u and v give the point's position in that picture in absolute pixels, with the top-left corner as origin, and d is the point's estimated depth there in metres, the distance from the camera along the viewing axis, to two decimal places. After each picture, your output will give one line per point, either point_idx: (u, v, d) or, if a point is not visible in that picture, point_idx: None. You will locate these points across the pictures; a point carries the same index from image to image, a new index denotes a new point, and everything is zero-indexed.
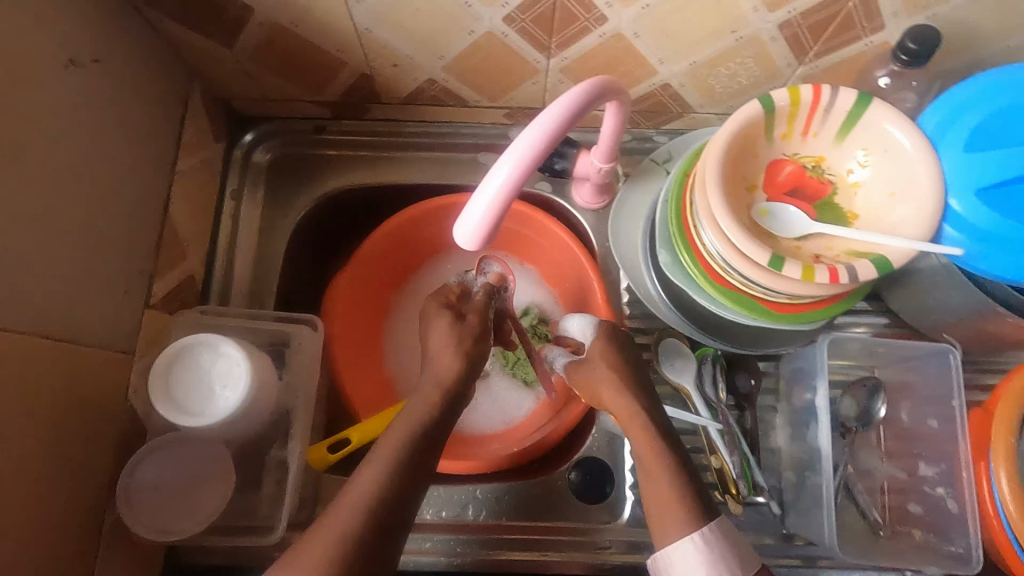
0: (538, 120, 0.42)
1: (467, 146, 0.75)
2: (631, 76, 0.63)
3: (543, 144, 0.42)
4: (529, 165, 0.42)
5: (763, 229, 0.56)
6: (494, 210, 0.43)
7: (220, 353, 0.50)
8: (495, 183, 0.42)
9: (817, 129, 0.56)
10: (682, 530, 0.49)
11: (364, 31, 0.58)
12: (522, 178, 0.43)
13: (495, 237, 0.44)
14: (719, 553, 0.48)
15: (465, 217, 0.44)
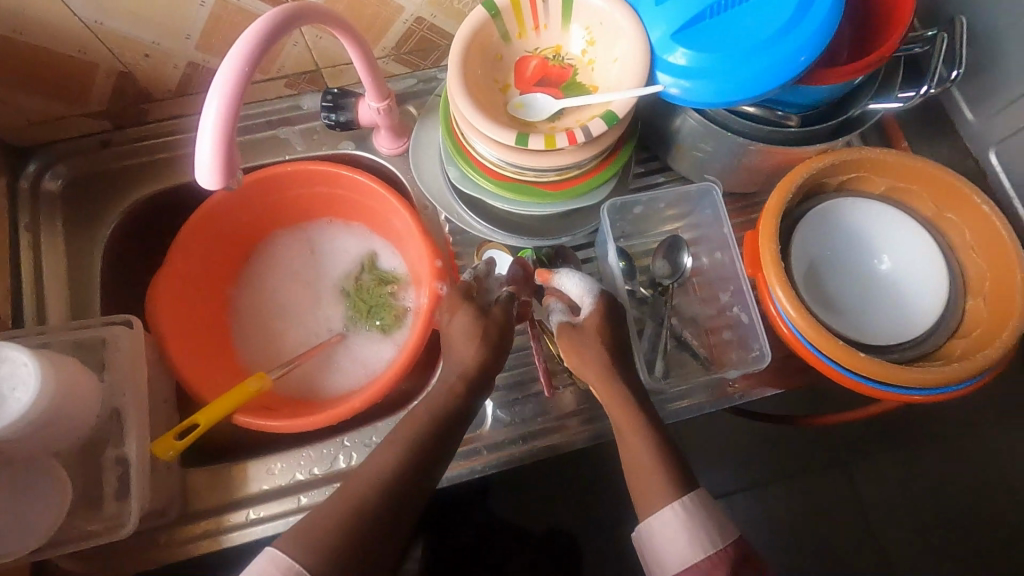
0: (233, 49, 0.44)
1: (262, 125, 0.76)
2: (381, 16, 0.67)
3: (243, 69, 0.45)
4: (236, 92, 0.44)
5: (520, 120, 0.60)
6: (220, 145, 0.44)
7: (3, 359, 0.51)
8: (209, 118, 0.44)
9: (544, 21, 0.61)
10: (662, 503, 0.54)
11: (94, 24, 0.59)
12: (236, 108, 0.45)
13: (233, 170, 0.46)
14: (698, 519, 0.53)
15: (198, 161, 0.45)
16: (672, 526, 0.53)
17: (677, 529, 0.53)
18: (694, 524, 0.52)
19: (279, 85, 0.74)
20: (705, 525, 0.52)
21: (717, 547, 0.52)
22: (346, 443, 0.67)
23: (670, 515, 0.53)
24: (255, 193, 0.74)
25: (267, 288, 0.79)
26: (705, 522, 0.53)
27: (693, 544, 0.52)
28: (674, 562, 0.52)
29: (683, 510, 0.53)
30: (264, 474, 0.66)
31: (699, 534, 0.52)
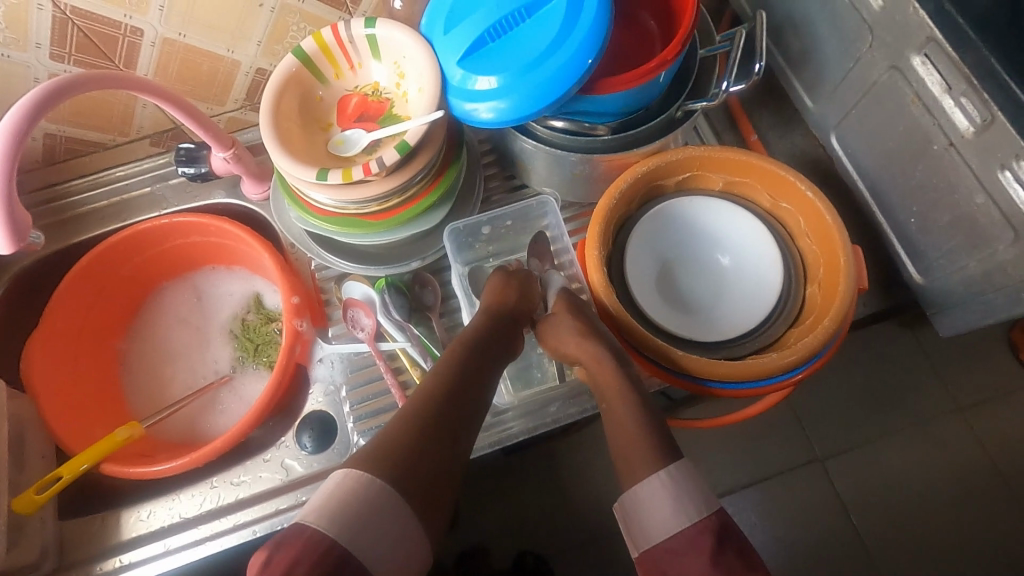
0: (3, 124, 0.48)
1: (138, 183, 0.80)
2: (221, 73, 0.71)
3: (16, 129, 0.49)
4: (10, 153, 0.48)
5: (338, 155, 0.63)
6: None
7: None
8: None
9: (356, 61, 0.65)
10: (650, 468, 0.52)
11: None
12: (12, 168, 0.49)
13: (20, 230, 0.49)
14: (682, 486, 0.50)
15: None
16: (662, 494, 0.50)
17: (664, 494, 0.50)
18: (680, 490, 0.50)
19: (145, 144, 0.78)
20: (694, 492, 0.50)
21: (706, 514, 0.49)
22: (214, 486, 0.69)
23: (661, 481, 0.51)
24: (131, 248, 0.78)
25: (156, 337, 0.83)
26: (691, 485, 0.51)
27: (678, 512, 0.50)
28: (657, 534, 0.50)
29: (671, 476, 0.51)
30: (134, 519, 0.68)
31: (684, 502, 0.50)
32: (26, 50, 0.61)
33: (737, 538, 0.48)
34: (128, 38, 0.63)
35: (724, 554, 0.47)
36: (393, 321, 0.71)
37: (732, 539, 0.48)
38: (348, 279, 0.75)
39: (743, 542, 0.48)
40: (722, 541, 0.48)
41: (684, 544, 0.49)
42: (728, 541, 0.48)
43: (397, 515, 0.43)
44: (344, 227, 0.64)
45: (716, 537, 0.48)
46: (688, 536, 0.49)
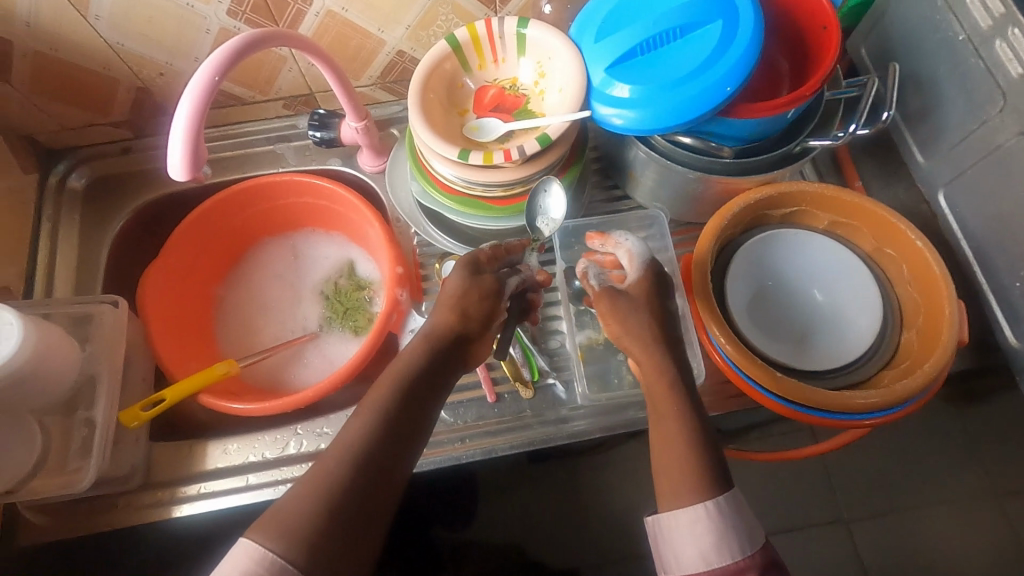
0: (204, 65, 0.53)
1: (261, 141, 0.86)
2: (365, 48, 0.75)
3: (217, 73, 0.54)
4: (208, 92, 0.53)
5: (472, 139, 0.67)
6: (188, 140, 0.52)
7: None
8: (183, 114, 0.52)
9: (501, 55, 0.68)
10: (694, 499, 0.52)
11: (117, 45, 0.68)
12: (205, 110, 0.53)
13: (199, 163, 0.53)
14: (727, 520, 0.51)
15: (171, 153, 0.53)
16: (708, 528, 0.51)
17: (707, 530, 0.51)
18: (725, 526, 0.51)
19: (277, 106, 0.83)
20: (738, 525, 0.52)
21: (746, 548, 0.51)
22: (299, 432, 0.72)
23: (710, 515, 0.51)
24: (247, 199, 0.82)
25: (253, 287, 0.88)
26: (735, 524, 0.52)
27: (719, 548, 0.51)
28: (695, 562, 0.52)
29: (719, 510, 0.52)
30: (220, 451, 0.71)
31: (729, 538, 0.51)
32: (208, 3, 0.65)
33: (774, 568, 0.52)
34: (297, 5, 0.68)
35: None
36: None
37: (770, 573, 0.51)
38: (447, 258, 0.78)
39: (780, 570, 0.52)
40: (761, 573, 0.51)
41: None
42: (766, 572, 0.51)
43: (402, 479, 0.49)
44: (467, 207, 0.67)
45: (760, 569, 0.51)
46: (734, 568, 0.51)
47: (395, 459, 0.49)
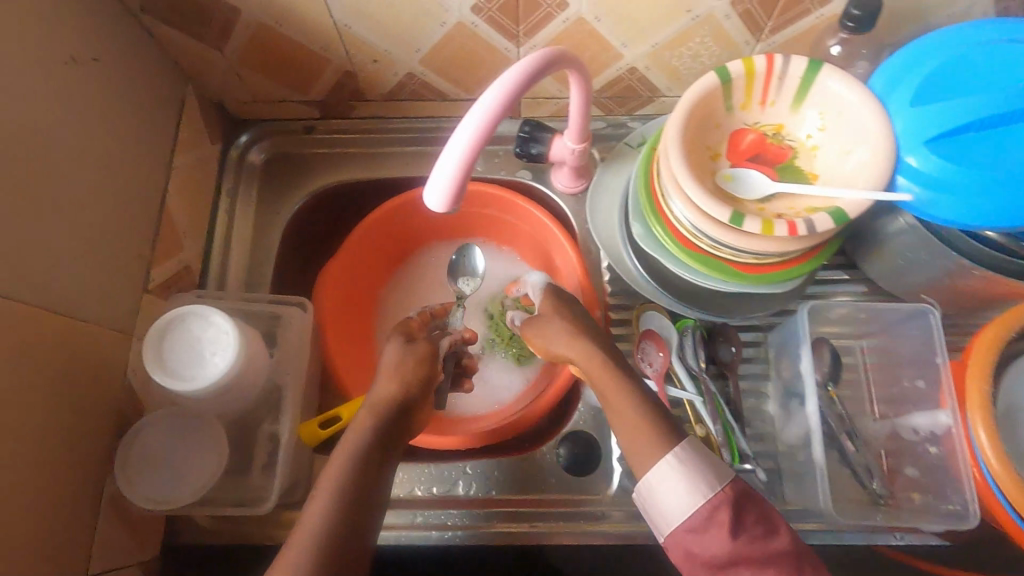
0: (496, 85, 0.45)
1: (449, 139, 0.79)
2: (598, 61, 0.67)
3: (508, 96, 0.45)
4: (495, 120, 0.45)
5: (727, 193, 0.58)
6: (459, 173, 0.46)
7: (210, 322, 0.51)
8: (462, 141, 0.45)
9: (773, 97, 0.59)
10: (659, 454, 0.48)
11: (344, 28, 0.62)
12: (486, 139, 0.45)
13: (462, 198, 0.47)
14: (697, 462, 0.47)
15: (433, 178, 0.46)
16: (676, 476, 0.47)
17: (679, 481, 0.47)
18: (694, 468, 0.47)
19: (477, 106, 0.75)
20: (710, 463, 0.47)
21: (723, 482, 0.46)
22: (467, 470, 0.68)
23: (670, 466, 0.47)
24: (429, 203, 0.77)
25: (416, 291, 0.82)
26: (704, 466, 0.47)
27: (694, 490, 0.46)
28: (678, 512, 0.46)
29: (680, 456, 0.48)
30: (387, 476, 0.67)
31: (701, 478, 0.46)
32: None
33: (760, 502, 0.46)
34: (549, 9, 0.60)
35: (747, 525, 0.44)
36: (687, 369, 0.68)
37: (751, 505, 0.46)
38: (648, 307, 0.70)
39: (766, 506, 0.46)
40: (739, 509, 0.45)
41: (710, 515, 0.45)
42: (749, 508, 0.45)
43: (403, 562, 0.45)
44: (705, 267, 0.59)
45: (738, 503, 0.45)
46: (709, 510, 0.45)
47: (363, 524, 0.47)
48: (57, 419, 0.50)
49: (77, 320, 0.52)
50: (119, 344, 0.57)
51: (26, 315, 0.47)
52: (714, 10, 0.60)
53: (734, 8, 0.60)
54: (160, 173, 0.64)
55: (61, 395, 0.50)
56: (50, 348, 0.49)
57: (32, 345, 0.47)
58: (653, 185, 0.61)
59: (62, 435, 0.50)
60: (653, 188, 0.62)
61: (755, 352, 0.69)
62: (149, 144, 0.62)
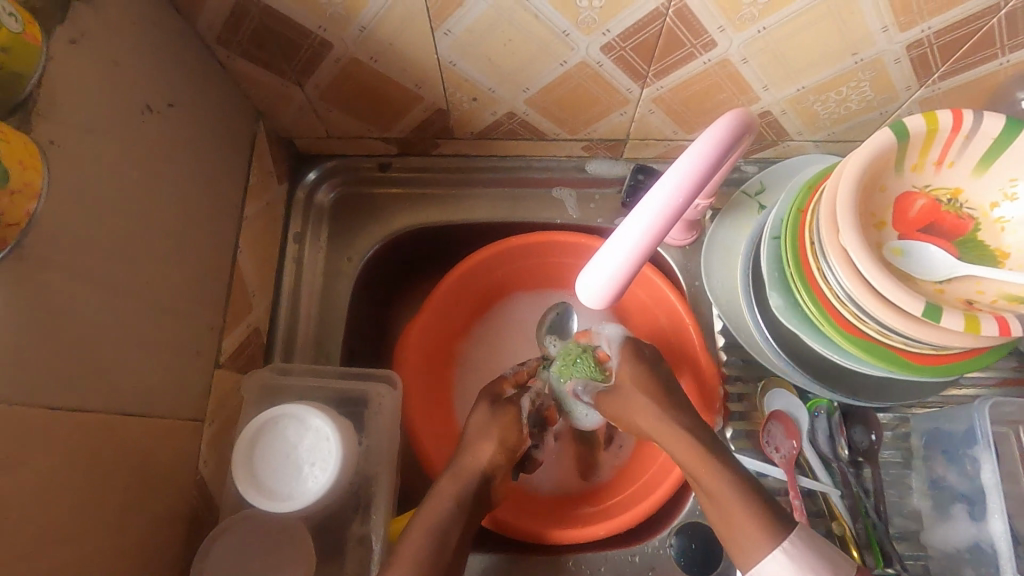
0: (673, 177, 0.40)
1: (540, 181, 0.70)
2: (729, 104, 0.59)
3: (688, 191, 0.40)
4: (671, 219, 0.40)
5: (899, 270, 0.50)
6: (624, 274, 0.41)
7: (307, 426, 0.44)
8: (621, 251, 0.41)
9: (953, 158, 0.50)
10: (768, 546, 0.47)
11: (448, 65, 0.54)
12: (657, 238, 0.41)
13: (622, 297, 0.43)
14: (813, 557, 0.46)
15: (584, 284, 0.43)
16: (790, 568, 0.46)
17: (797, 571, 0.46)
18: (810, 560, 0.46)
19: (576, 146, 0.67)
20: (825, 556, 0.47)
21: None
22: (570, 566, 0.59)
23: (785, 560, 0.46)
24: (520, 253, 0.68)
25: (496, 350, 0.72)
26: (816, 554, 0.46)
27: None
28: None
29: (793, 544, 0.47)
30: (481, 573, 0.59)
31: (818, 565, 0.46)
32: (590, 33, 0.49)
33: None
34: (692, 49, 0.51)
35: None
36: (821, 456, 0.61)
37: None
38: (772, 384, 0.63)
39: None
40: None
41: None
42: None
43: None
44: (868, 355, 0.50)
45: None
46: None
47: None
48: (128, 541, 0.42)
49: (151, 417, 0.44)
50: (193, 435, 0.48)
51: (97, 425, 0.39)
52: (883, 54, 0.51)
53: (907, 52, 0.51)
54: (232, 227, 0.56)
55: (133, 509, 0.42)
56: (121, 459, 0.41)
57: (104, 459, 0.39)
58: (804, 252, 0.52)
59: (133, 559, 0.42)
60: (805, 255, 0.52)
61: (894, 436, 0.61)
62: (222, 194, 0.54)
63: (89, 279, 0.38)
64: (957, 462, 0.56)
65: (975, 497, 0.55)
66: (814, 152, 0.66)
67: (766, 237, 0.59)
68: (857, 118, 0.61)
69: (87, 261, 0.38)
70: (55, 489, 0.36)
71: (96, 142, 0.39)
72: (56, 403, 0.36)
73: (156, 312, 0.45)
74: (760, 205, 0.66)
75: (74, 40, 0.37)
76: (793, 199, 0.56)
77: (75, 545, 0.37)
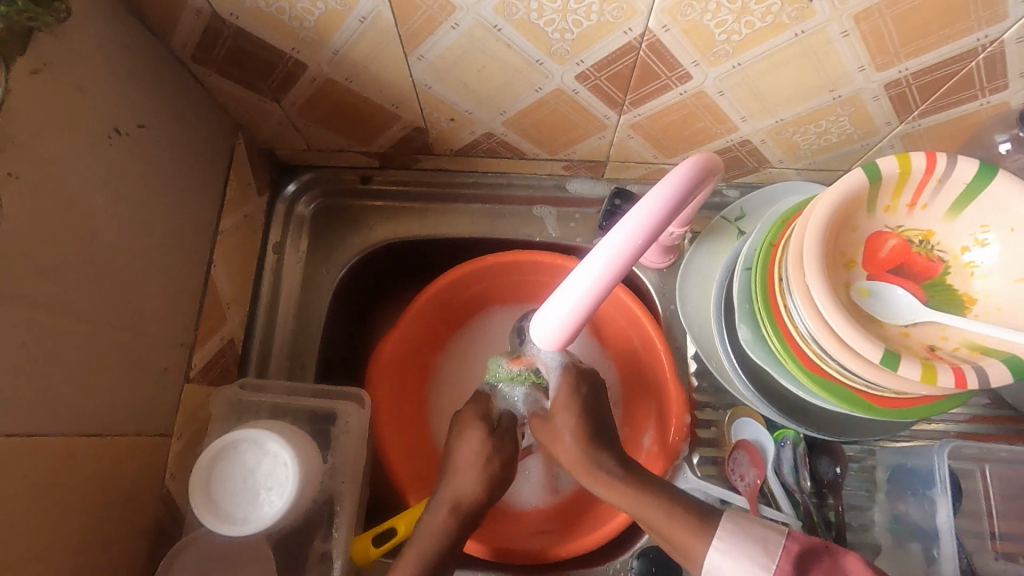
0: (627, 224, 0.40)
1: (521, 198, 0.70)
2: (707, 133, 0.58)
3: (643, 240, 0.40)
4: (625, 266, 0.40)
5: (865, 312, 0.50)
6: (576, 317, 0.42)
7: (265, 451, 0.46)
8: (586, 280, 0.40)
9: (926, 200, 0.50)
10: (704, 540, 0.47)
11: (424, 87, 0.54)
12: (611, 284, 0.41)
13: (576, 337, 0.43)
14: (741, 542, 0.46)
15: (548, 311, 0.42)
16: (726, 561, 0.46)
17: (733, 552, 0.46)
18: (742, 540, 0.46)
19: (557, 165, 0.67)
20: (755, 534, 0.46)
21: (776, 552, 0.45)
22: None
23: (718, 555, 0.46)
24: (498, 270, 0.68)
25: (471, 363, 0.73)
26: (747, 533, 0.46)
27: (754, 561, 0.45)
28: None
29: (722, 535, 0.47)
30: None
31: (751, 545, 0.45)
32: (564, 63, 0.49)
33: (823, 556, 0.44)
34: (667, 81, 0.51)
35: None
36: (784, 486, 0.61)
37: (814, 568, 0.44)
38: (738, 413, 0.64)
39: (833, 559, 0.44)
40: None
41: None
42: (811, 570, 0.44)
43: None
44: (829, 394, 0.51)
45: (800, 570, 0.44)
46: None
47: None
48: (90, 556, 0.43)
49: (114, 435, 0.45)
50: (158, 449, 0.49)
51: (57, 448, 0.40)
52: (861, 92, 0.51)
53: (886, 90, 0.50)
54: (207, 242, 0.56)
55: (97, 525, 0.43)
56: (82, 479, 0.42)
57: (64, 480, 0.40)
58: (773, 289, 0.52)
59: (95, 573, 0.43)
60: (773, 292, 0.52)
61: (860, 470, 0.61)
62: (196, 209, 0.54)
63: (50, 306, 0.39)
64: (919, 499, 0.58)
65: (929, 534, 0.56)
66: (796, 179, 0.66)
67: (740, 268, 0.58)
68: (837, 150, 0.60)
69: (47, 289, 0.39)
70: (12, 513, 0.36)
71: (58, 170, 0.39)
72: (16, 429, 0.37)
73: (122, 332, 0.45)
74: (739, 231, 0.66)
75: (37, 70, 0.37)
76: (767, 233, 0.56)
77: (33, 565, 0.38)
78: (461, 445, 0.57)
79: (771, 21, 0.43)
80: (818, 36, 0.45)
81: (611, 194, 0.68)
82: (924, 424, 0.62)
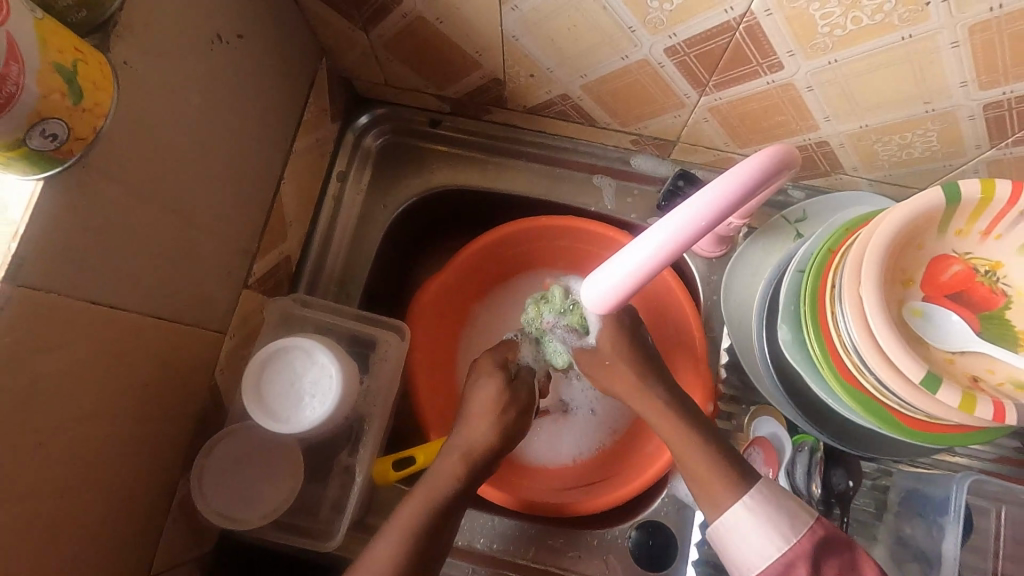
0: (694, 204, 0.40)
1: (583, 165, 0.71)
2: (786, 128, 0.57)
3: (705, 224, 0.40)
4: (684, 245, 0.41)
5: (914, 332, 0.49)
6: (627, 286, 0.43)
7: (314, 361, 0.51)
8: (633, 261, 0.42)
9: (1002, 231, 0.48)
10: (730, 495, 0.51)
11: (511, 39, 0.54)
12: (666, 261, 0.42)
13: (623, 304, 0.45)
14: (770, 510, 0.49)
15: (592, 284, 0.44)
16: (748, 522, 0.49)
17: (758, 510, 0.49)
18: (773, 505, 0.49)
19: (625, 138, 0.67)
20: (786, 506, 0.49)
21: (802, 529, 0.48)
22: (531, 532, 0.64)
23: (744, 512, 0.50)
24: (551, 234, 0.69)
25: (506, 319, 0.74)
26: (777, 506, 0.49)
27: (779, 521, 0.49)
28: (753, 563, 0.48)
29: (756, 497, 0.50)
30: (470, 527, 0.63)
31: (777, 519, 0.49)
32: (656, 34, 0.49)
33: (844, 547, 0.48)
34: (758, 67, 0.50)
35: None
36: (793, 487, 0.61)
37: (833, 553, 0.47)
38: (759, 412, 0.64)
39: (852, 552, 0.47)
40: (819, 559, 0.47)
41: (788, 567, 0.47)
42: (829, 557, 0.47)
43: None
44: (858, 406, 0.51)
45: (818, 552, 0.47)
46: (789, 558, 0.47)
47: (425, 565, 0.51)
48: (144, 427, 0.47)
49: (180, 323, 0.48)
50: (213, 343, 0.53)
51: (132, 323, 0.43)
52: (956, 108, 0.49)
53: (984, 111, 0.49)
54: (279, 158, 0.58)
55: (156, 399, 0.47)
56: (149, 355, 0.45)
57: (133, 353, 0.44)
58: (823, 296, 0.51)
59: (146, 441, 0.47)
60: (823, 299, 0.52)
61: (872, 487, 0.63)
62: (276, 123, 0.56)
63: (140, 192, 0.42)
64: (928, 524, 0.57)
65: (933, 560, 0.56)
66: (866, 190, 0.64)
67: (793, 270, 0.58)
68: (918, 165, 0.58)
69: (141, 176, 0.41)
70: (87, 372, 0.40)
71: (162, 65, 0.41)
72: (99, 298, 0.40)
73: (197, 230, 0.48)
74: (796, 233, 0.65)
75: None
76: (828, 239, 0.55)
77: (100, 423, 0.42)
78: (485, 378, 0.58)
79: (880, 20, 0.42)
80: (925, 43, 0.43)
81: (675, 174, 0.67)
82: (946, 456, 0.63)
